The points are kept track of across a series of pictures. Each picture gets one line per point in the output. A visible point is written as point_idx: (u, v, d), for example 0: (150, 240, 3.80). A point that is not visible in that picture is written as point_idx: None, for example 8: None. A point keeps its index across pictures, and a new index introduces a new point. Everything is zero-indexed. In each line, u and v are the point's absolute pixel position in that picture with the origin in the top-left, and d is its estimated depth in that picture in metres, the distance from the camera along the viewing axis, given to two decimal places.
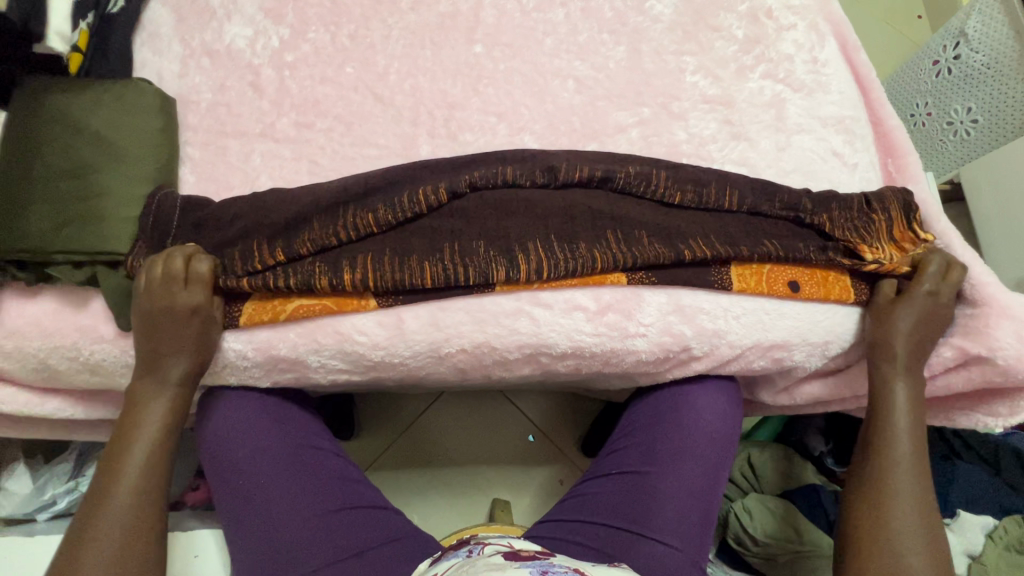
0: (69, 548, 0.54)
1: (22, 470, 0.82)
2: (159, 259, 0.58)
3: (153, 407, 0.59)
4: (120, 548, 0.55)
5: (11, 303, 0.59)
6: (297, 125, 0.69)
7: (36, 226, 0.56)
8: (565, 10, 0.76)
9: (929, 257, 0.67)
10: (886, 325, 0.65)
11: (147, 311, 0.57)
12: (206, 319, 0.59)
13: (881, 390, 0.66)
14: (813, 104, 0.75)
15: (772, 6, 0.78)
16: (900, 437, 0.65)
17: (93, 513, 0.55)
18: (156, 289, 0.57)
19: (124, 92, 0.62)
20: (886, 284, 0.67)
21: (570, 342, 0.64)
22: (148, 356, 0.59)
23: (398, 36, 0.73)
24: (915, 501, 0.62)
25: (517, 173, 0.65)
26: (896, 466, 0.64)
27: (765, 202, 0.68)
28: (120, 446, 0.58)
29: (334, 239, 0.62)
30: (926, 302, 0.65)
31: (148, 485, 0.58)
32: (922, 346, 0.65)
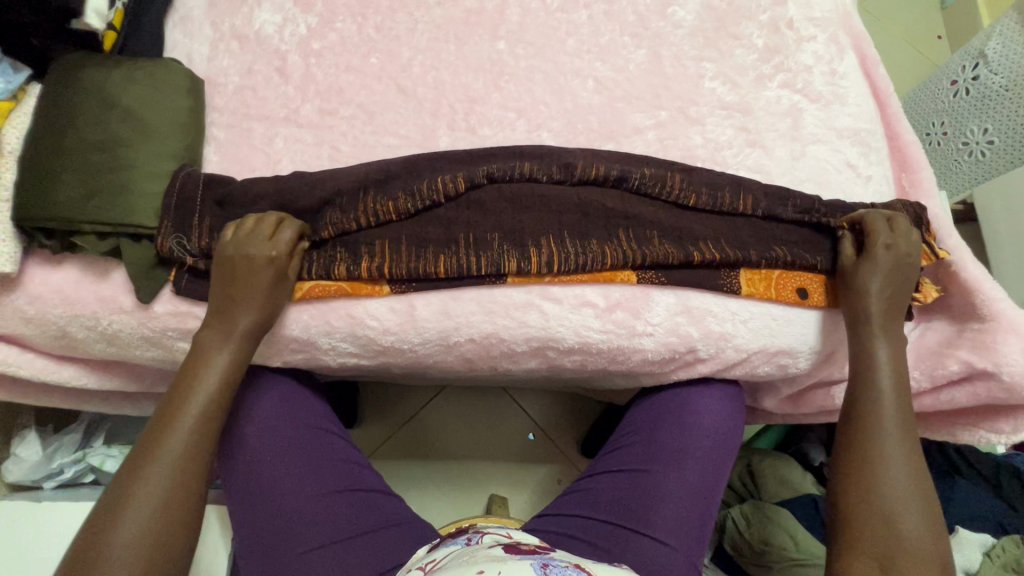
0: (120, 489, 0.53)
1: (33, 437, 0.83)
2: (253, 217, 0.61)
3: (218, 358, 0.59)
4: (168, 497, 0.53)
5: (34, 270, 0.60)
6: (320, 111, 0.70)
7: (63, 195, 0.58)
8: (588, 11, 0.77)
9: (872, 214, 0.67)
10: (858, 291, 0.64)
11: (228, 259, 0.59)
12: (279, 274, 0.60)
13: (860, 354, 0.64)
14: (829, 115, 0.76)
15: (793, 18, 0.79)
16: (886, 397, 0.63)
17: (147, 456, 0.54)
18: (244, 240, 0.59)
19: (156, 70, 0.64)
20: (842, 247, 0.67)
21: (578, 337, 0.65)
22: (221, 303, 0.59)
23: (423, 30, 0.75)
24: (906, 461, 0.61)
25: (534, 168, 0.66)
26: (883, 430, 0.62)
27: (778, 206, 0.68)
28: (183, 392, 0.57)
29: (354, 224, 0.63)
30: (888, 258, 0.64)
31: (204, 438, 0.57)
32: (893, 304, 0.65)
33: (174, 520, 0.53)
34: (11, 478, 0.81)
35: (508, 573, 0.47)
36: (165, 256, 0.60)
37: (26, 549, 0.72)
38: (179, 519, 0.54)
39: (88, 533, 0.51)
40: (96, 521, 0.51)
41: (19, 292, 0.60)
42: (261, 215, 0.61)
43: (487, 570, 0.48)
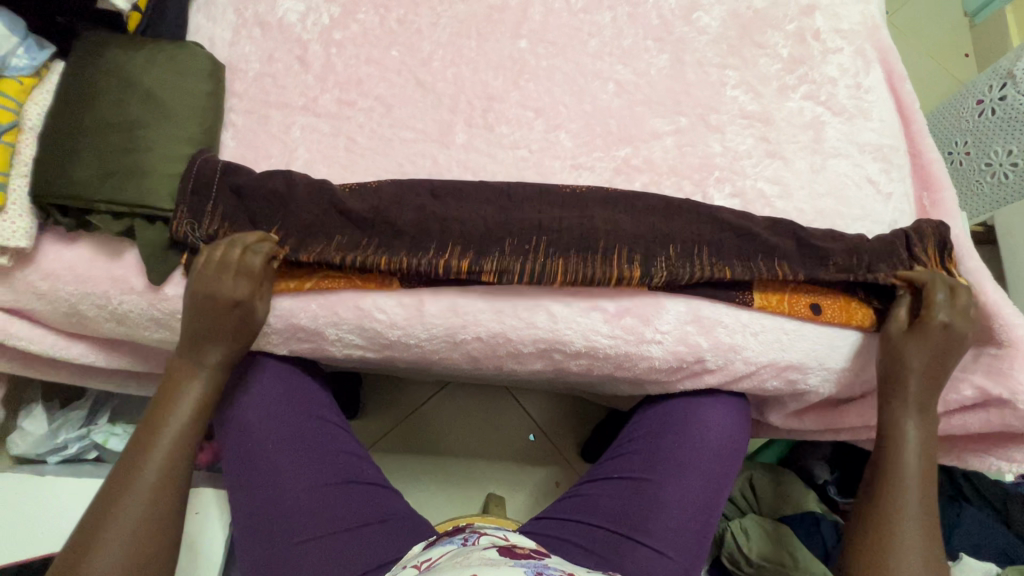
0: (93, 522, 0.54)
1: (39, 412, 0.84)
2: (220, 246, 0.60)
3: (189, 389, 0.60)
4: (142, 527, 0.54)
5: (48, 247, 0.61)
6: (338, 102, 0.70)
7: (81, 174, 0.58)
8: (612, 13, 0.77)
9: (937, 281, 0.65)
10: (898, 360, 0.64)
11: (196, 296, 0.59)
12: (247, 311, 0.60)
13: (890, 427, 0.65)
14: (852, 129, 0.75)
15: (819, 29, 0.78)
16: (910, 476, 0.64)
17: (121, 489, 0.55)
18: (210, 276, 0.58)
19: (178, 54, 0.64)
20: (898, 309, 0.66)
21: (586, 342, 0.65)
22: (191, 339, 0.60)
23: (445, 25, 0.74)
24: (920, 542, 0.61)
25: (537, 268, 0.62)
26: (904, 507, 0.63)
27: (818, 268, 0.65)
28: (154, 423, 0.58)
29: (339, 259, 0.62)
30: (941, 335, 0.64)
31: (177, 467, 0.58)
32: (938, 376, 0.64)
33: (146, 551, 0.54)
34: (16, 452, 0.82)
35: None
36: (179, 240, 0.61)
37: (27, 522, 0.73)
38: (155, 548, 0.55)
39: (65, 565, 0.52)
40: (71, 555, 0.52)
41: (33, 267, 0.60)
42: (229, 240, 0.60)
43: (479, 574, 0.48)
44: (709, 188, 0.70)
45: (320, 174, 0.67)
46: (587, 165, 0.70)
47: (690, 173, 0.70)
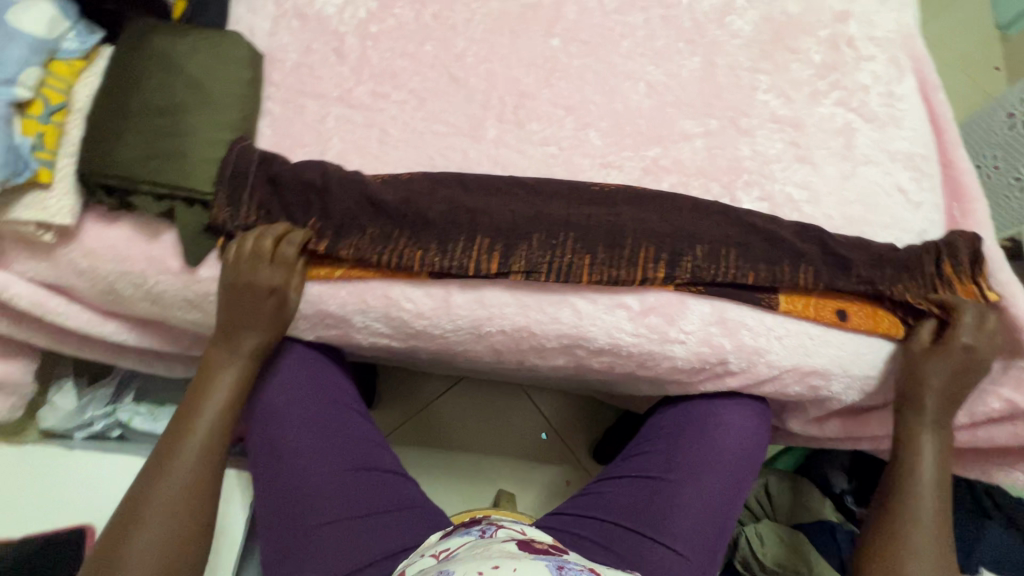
0: (133, 501, 0.56)
1: (70, 386, 0.86)
2: (252, 234, 0.61)
3: (223, 377, 0.63)
4: (178, 507, 0.56)
5: (89, 225, 0.62)
6: (372, 93, 0.71)
7: (126, 155, 0.59)
8: (645, 15, 0.77)
9: (966, 305, 0.65)
10: (918, 378, 0.65)
11: (231, 286, 0.61)
12: (282, 299, 0.62)
13: (907, 440, 0.66)
14: (884, 136, 0.74)
15: (853, 36, 0.78)
16: (925, 490, 0.64)
17: (159, 470, 0.57)
18: (247, 265, 0.61)
19: (221, 43, 0.66)
20: (922, 329, 0.66)
21: (609, 339, 0.65)
22: (227, 328, 0.62)
23: (479, 21, 0.75)
24: (935, 553, 0.62)
25: (563, 267, 0.63)
26: (919, 518, 0.63)
27: (841, 275, 0.65)
28: (191, 408, 0.61)
29: (374, 257, 0.63)
30: (961, 356, 0.64)
31: (212, 449, 0.60)
32: (954, 398, 0.65)
33: (182, 530, 0.56)
34: (46, 425, 0.84)
35: (523, 571, 0.48)
36: (217, 226, 0.62)
37: (55, 494, 0.75)
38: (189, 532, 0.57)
39: (107, 543, 0.54)
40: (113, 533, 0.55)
41: (75, 245, 0.62)
42: (262, 229, 0.62)
43: (502, 566, 0.49)
44: (737, 191, 0.70)
45: (353, 164, 0.68)
46: (616, 163, 0.70)
47: (719, 175, 0.71)
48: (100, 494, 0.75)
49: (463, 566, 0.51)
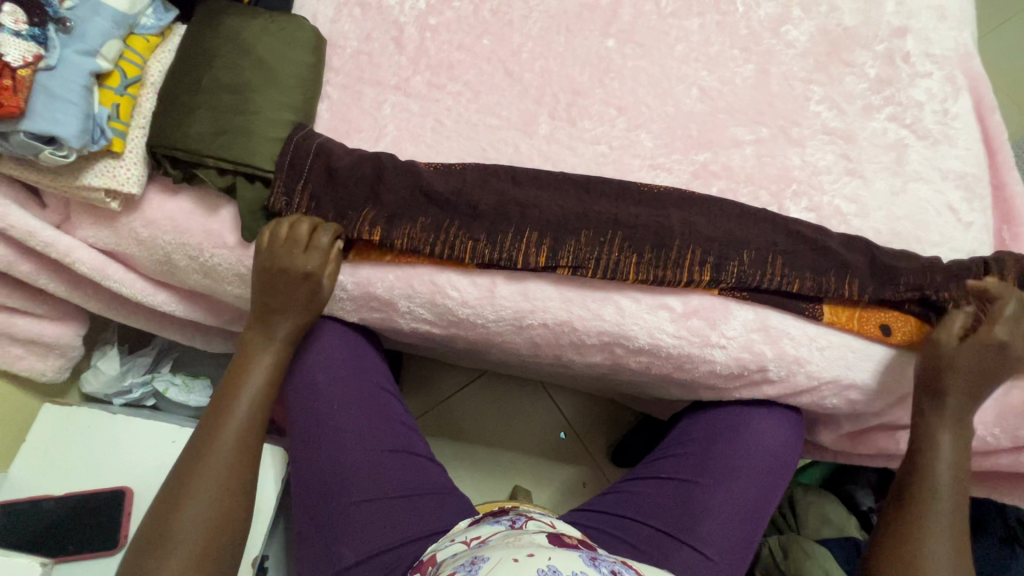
0: (181, 478, 0.57)
1: (114, 352, 0.88)
2: (291, 219, 0.62)
3: (261, 359, 0.63)
4: (225, 482, 0.57)
5: (152, 196, 0.64)
6: (429, 84, 0.72)
7: (195, 130, 0.61)
8: (701, 20, 0.77)
9: (1010, 298, 0.63)
10: (941, 368, 0.63)
11: (266, 270, 0.62)
12: (316, 284, 0.62)
13: (926, 440, 0.64)
14: (936, 154, 0.74)
15: (910, 52, 0.77)
16: (942, 496, 0.62)
17: (204, 446, 0.58)
18: (282, 251, 0.61)
19: (288, 26, 0.67)
20: (953, 322, 0.64)
21: (650, 339, 0.65)
22: (260, 312, 0.63)
23: (536, 18, 0.76)
24: (951, 557, 0.60)
25: (610, 263, 0.63)
26: (935, 519, 0.61)
27: (888, 287, 0.65)
28: (232, 388, 0.62)
29: (427, 246, 0.64)
30: (992, 352, 0.62)
31: (254, 427, 0.61)
32: (975, 394, 0.63)
33: (229, 505, 0.57)
34: (88, 389, 0.87)
35: (558, 560, 0.48)
36: (273, 210, 0.64)
37: (93, 456, 0.76)
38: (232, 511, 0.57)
39: (158, 516, 0.55)
40: (163, 507, 0.55)
41: (137, 214, 0.64)
42: (303, 218, 0.62)
43: (537, 554, 0.49)
44: (785, 201, 0.70)
45: (407, 152, 0.69)
46: (666, 166, 0.71)
47: (767, 184, 0.71)
48: (136, 460, 0.76)
49: (497, 552, 0.51)
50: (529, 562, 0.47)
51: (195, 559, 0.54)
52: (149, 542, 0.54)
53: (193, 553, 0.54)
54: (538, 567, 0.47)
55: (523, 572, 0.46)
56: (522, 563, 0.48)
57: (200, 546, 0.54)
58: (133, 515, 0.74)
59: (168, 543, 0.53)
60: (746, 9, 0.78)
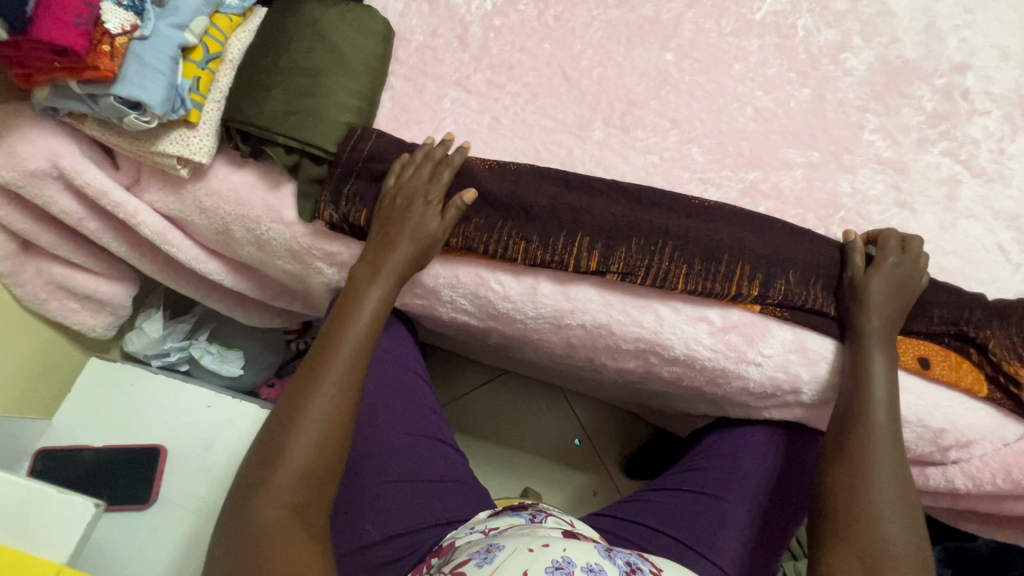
0: (294, 403, 0.55)
1: (157, 316, 0.92)
2: (424, 162, 0.65)
3: (369, 297, 0.61)
4: (335, 417, 0.55)
5: (218, 167, 0.67)
6: (489, 82, 0.74)
7: (269, 108, 0.64)
8: (760, 41, 0.78)
9: (889, 231, 0.67)
10: (861, 300, 0.63)
11: (391, 205, 0.63)
12: (426, 210, 0.63)
13: (857, 360, 0.62)
14: (989, 192, 0.73)
15: (969, 89, 0.77)
16: (878, 403, 0.60)
17: (314, 373, 0.57)
18: (404, 180, 0.64)
19: (361, 16, 0.70)
20: (853, 256, 0.65)
21: (686, 349, 0.66)
22: (375, 249, 0.63)
23: (598, 27, 0.78)
24: (894, 463, 0.58)
25: (653, 272, 0.64)
26: (874, 428, 0.59)
27: (920, 319, 0.66)
28: (337, 327, 0.60)
29: (481, 247, 0.65)
30: (894, 274, 0.64)
31: (359, 361, 0.59)
32: (897, 319, 0.63)
33: (337, 441, 0.55)
34: (131, 347, 0.91)
35: (573, 552, 0.48)
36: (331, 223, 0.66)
37: (131, 412, 0.79)
38: (335, 456, 0.55)
39: (267, 443, 0.54)
40: (274, 433, 0.54)
41: (203, 183, 0.67)
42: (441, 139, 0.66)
43: (552, 545, 0.49)
44: (833, 226, 0.70)
45: (462, 146, 0.71)
46: (715, 181, 0.71)
47: (816, 207, 0.71)
48: (172, 421, 0.79)
49: (513, 540, 0.51)
50: (543, 552, 0.48)
51: (300, 487, 0.52)
52: (259, 465, 0.53)
53: (301, 476, 0.52)
54: (552, 558, 0.47)
55: (537, 564, 0.47)
56: (537, 553, 0.48)
57: (305, 475, 0.52)
58: (166, 472, 0.76)
59: (281, 463, 0.52)
60: (806, 34, 0.79)
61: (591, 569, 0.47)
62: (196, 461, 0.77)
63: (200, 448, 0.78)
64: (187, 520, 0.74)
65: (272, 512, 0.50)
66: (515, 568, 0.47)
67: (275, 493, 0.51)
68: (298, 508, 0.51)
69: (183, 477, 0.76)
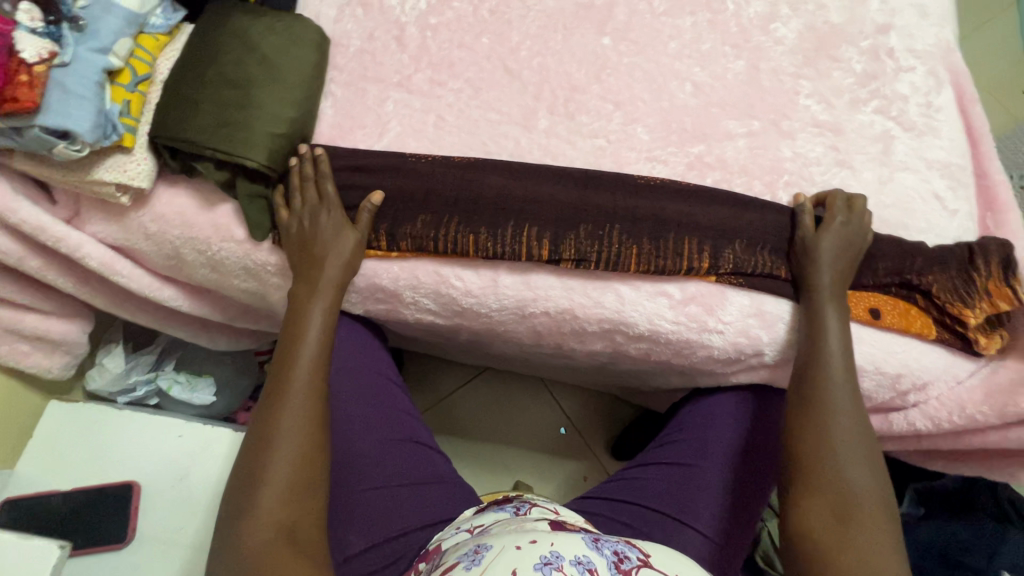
0: (261, 430, 0.56)
1: (118, 350, 0.90)
2: (305, 185, 0.66)
3: (315, 309, 0.62)
4: (304, 432, 0.57)
5: (162, 192, 0.66)
6: (431, 81, 0.74)
7: (198, 122, 0.63)
8: (693, 18, 0.80)
9: (835, 193, 0.69)
10: (811, 257, 0.65)
11: (299, 233, 0.64)
12: (338, 223, 0.65)
13: (812, 315, 0.64)
14: (921, 145, 0.76)
15: (894, 47, 0.80)
16: (834, 354, 0.62)
17: (278, 392, 0.58)
18: (299, 209, 0.65)
19: (295, 26, 0.69)
20: (804, 217, 0.68)
21: (650, 325, 0.67)
22: (305, 267, 0.64)
23: (534, 18, 0.78)
24: (851, 410, 0.60)
25: (608, 253, 0.65)
26: (831, 377, 0.61)
27: (866, 273, 0.69)
28: (290, 344, 0.61)
29: (432, 245, 0.66)
30: (843, 233, 0.66)
31: (319, 371, 0.60)
32: (846, 274, 0.66)
33: (312, 452, 0.56)
34: (93, 385, 0.89)
35: (561, 545, 0.45)
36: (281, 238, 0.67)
37: (99, 450, 0.77)
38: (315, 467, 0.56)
39: (244, 470, 0.55)
40: (249, 459, 0.55)
41: (147, 209, 0.66)
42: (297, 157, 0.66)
43: (540, 541, 0.45)
44: (779, 191, 0.73)
45: (409, 147, 0.71)
46: (662, 158, 0.73)
47: (761, 174, 0.73)
48: (144, 455, 0.77)
49: (499, 539, 0.48)
50: (531, 549, 0.44)
51: (287, 507, 0.53)
52: (239, 493, 0.54)
53: (284, 494, 0.53)
54: (540, 554, 0.44)
55: (525, 561, 0.43)
56: (525, 550, 0.45)
57: (288, 491, 0.54)
58: (143, 510, 0.74)
59: (261, 488, 0.53)
60: (736, 7, 0.81)
61: (579, 562, 0.43)
62: (172, 493, 0.75)
63: (175, 479, 0.76)
64: (171, 554, 0.72)
65: (263, 534, 0.51)
66: (503, 568, 0.43)
67: (261, 516, 0.52)
68: (288, 529, 0.52)
69: (160, 511, 0.74)
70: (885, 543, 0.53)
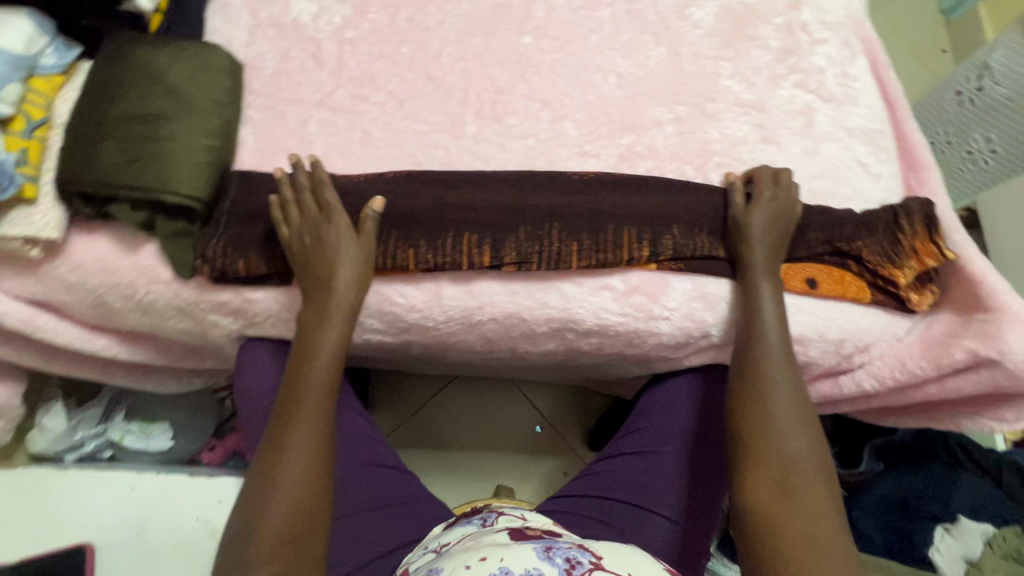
0: (264, 470, 0.55)
1: (58, 408, 0.86)
2: (304, 194, 0.63)
3: (325, 336, 0.61)
4: (306, 471, 0.55)
5: (77, 239, 0.63)
6: (353, 97, 0.73)
7: (106, 164, 0.60)
8: (611, 10, 0.80)
9: (762, 168, 0.70)
10: (744, 235, 0.66)
11: (303, 246, 0.62)
12: (336, 232, 0.62)
13: (749, 292, 0.65)
14: (841, 114, 0.78)
15: (807, 21, 0.82)
16: (770, 329, 0.63)
17: (285, 427, 0.57)
18: (298, 220, 0.63)
19: (200, 52, 0.67)
20: (734, 196, 0.69)
21: (596, 319, 0.67)
22: (311, 289, 0.62)
23: (452, 23, 0.77)
24: (789, 381, 0.61)
25: (547, 253, 0.65)
26: (766, 350, 0.62)
27: (801, 245, 0.70)
28: (298, 375, 0.60)
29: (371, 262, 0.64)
30: (772, 208, 0.67)
31: (326, 406, 0.59)
32: (778, 247, 0.67)
33: (315, 492, 0.55)
34: (35, 448, 0.85)
35: (510, 560, 0.44)
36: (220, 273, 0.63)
37: (43, 515, 0.73)
38: (315, 508, 0.55)
39: (245, 508, 0.54)
40: (253, 497, 0.54)
41: (63, 259, 0.63)
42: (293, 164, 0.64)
43: (489, 557, 0.45)
44: (710, 173, 0.74)
45: (336, 166, 0.70)
46: (593, 152, 0.73)
47: (691, 158, 0.74)
48: (94, 513, 0.74)
49: (451, 561, 0.48)
50: (480, 567, 0.44)
51: (284, 550, 0.51)
52: (239, 532, 0.53)
53: (281, 536, 0.52)
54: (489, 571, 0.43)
55: None
56: (474, 569, 0.44)
57: (285, 534, 0.52)
58: (97, 570, 0.71)
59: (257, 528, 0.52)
60: None
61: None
62: (128, 549, 0.73)
63: (130, 533, 0.73)
64: None
65: None
66: None
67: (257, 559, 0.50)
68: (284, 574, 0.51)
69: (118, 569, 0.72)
70: (829, 506, 0.55)
